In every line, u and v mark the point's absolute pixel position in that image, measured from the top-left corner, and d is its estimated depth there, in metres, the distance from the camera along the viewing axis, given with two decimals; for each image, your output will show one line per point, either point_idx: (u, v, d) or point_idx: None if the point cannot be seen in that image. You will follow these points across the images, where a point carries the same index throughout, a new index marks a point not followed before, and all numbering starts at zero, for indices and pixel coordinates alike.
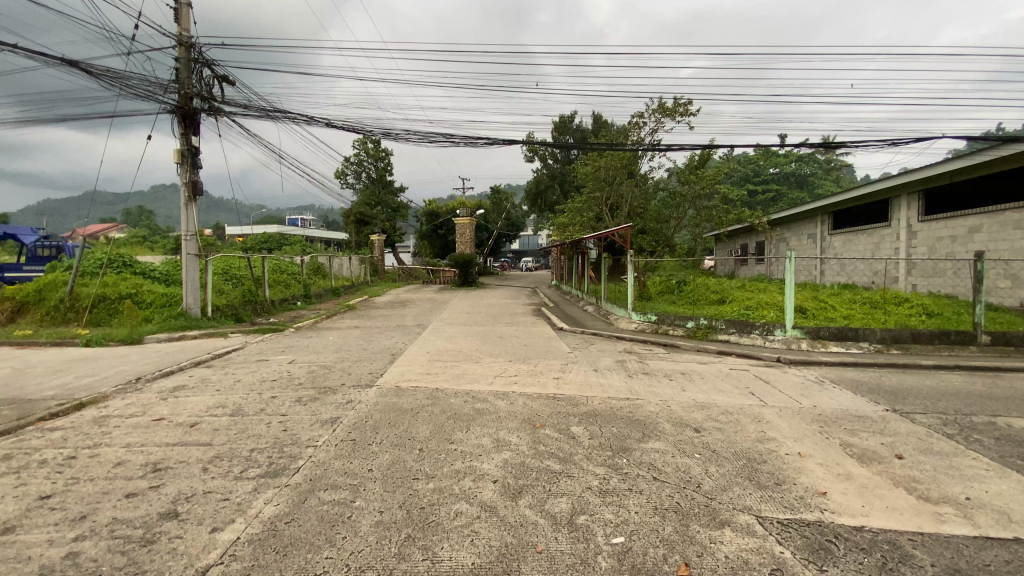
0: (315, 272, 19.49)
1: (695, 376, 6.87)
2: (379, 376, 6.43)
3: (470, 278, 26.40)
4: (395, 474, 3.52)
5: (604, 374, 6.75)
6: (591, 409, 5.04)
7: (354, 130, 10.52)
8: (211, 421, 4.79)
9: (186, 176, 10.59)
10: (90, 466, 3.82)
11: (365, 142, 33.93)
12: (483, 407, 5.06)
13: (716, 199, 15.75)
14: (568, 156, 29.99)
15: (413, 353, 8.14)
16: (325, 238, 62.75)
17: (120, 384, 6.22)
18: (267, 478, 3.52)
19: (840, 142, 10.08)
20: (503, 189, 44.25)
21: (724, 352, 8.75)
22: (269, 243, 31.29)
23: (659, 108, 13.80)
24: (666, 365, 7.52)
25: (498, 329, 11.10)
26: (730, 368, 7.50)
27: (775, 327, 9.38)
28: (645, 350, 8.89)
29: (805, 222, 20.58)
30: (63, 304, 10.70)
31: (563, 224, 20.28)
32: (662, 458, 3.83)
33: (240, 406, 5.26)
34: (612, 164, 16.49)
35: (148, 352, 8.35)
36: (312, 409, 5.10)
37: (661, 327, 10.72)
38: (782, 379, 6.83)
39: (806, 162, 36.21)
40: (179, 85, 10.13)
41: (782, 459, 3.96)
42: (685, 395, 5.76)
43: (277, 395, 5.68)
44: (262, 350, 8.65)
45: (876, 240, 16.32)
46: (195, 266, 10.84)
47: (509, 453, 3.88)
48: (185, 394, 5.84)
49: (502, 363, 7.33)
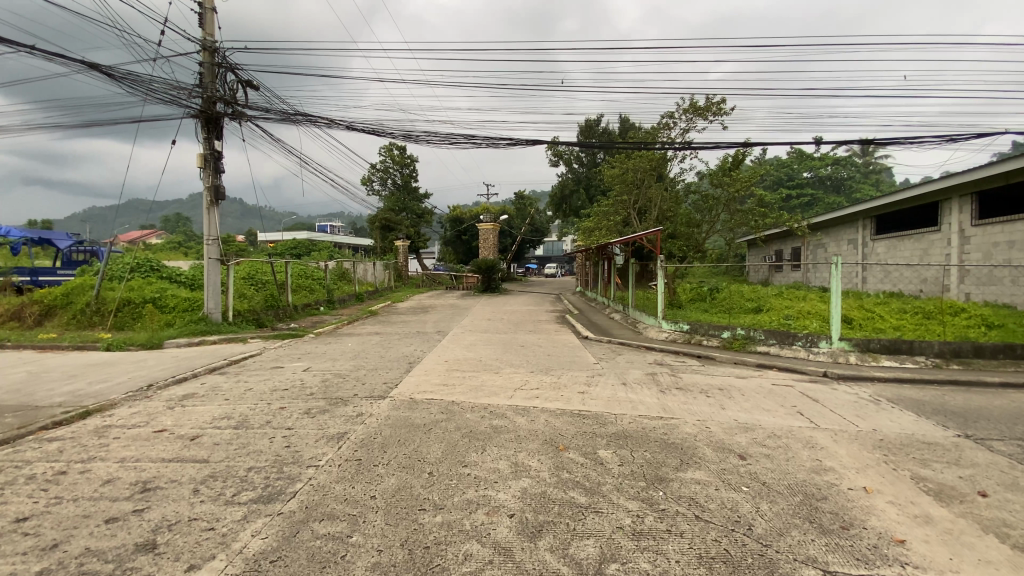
0: (340, 277, 19.47)
1: (735, 392, 6.29)
2: (393, 387, 6.07)
3: (493, 284, 26.12)
4: (400, 503, 3.13)
5: (633, 388, 6.24)
6: (620, 429, 4.57)
7: (375, 131, 10.30)
8: (213, 434, 4.51)
9: (208, 181, 10.57)
10: (78, 483, 3.56)
11: (391, 149, 34.21)
12: (501, 425, 4.63)
13: (751, 203, 15.00)
14: (594, 160, 29.32)
15: (431, 362, 7.78)
16: (352, 245, 63.67)
17: (130, 391, 6.04)
18: (260, 504, 3.16)
19: (893, 139, 9.29)
20: (528, 194, 43.94)
21: (764, 365, 8.12)
22: (297, 249, 31.71)
23: (691, 107, 13.20)
24: (701, 380, 6.94)
25: (520, 337, 10.68)
26: (773, 383, 6.87)
27: (819, 339, 8.70)
28: (678, 362, 8.32)
29: (845, 227, 19.50)
30: (88, 308, 10.81)
31: (589, 229, 19.68)
32: (705, 493, 3.34)
33: (245, 418, 4.97)
34: (641, 166, 15.89)
35: (165, 357, 8.23)
36: (320, 423, 4.77)
37: (695, 337, 10.09)
38: (833, 397, 6.18)
39: (843, 165, 34.85)
40: (203, 90, 10.12)
41: (845, 497, 3.41)
42: (725, 414, 5.22)
43: (286, 406, 5.37)
44: (278, 357, 8.44)
45: (925, 246, 15.24)
46: (216, 271, 10.79)
47: (529, 481, 3.44)
48: (193, 403, 5.61)
49: (524, 374, 6.90)
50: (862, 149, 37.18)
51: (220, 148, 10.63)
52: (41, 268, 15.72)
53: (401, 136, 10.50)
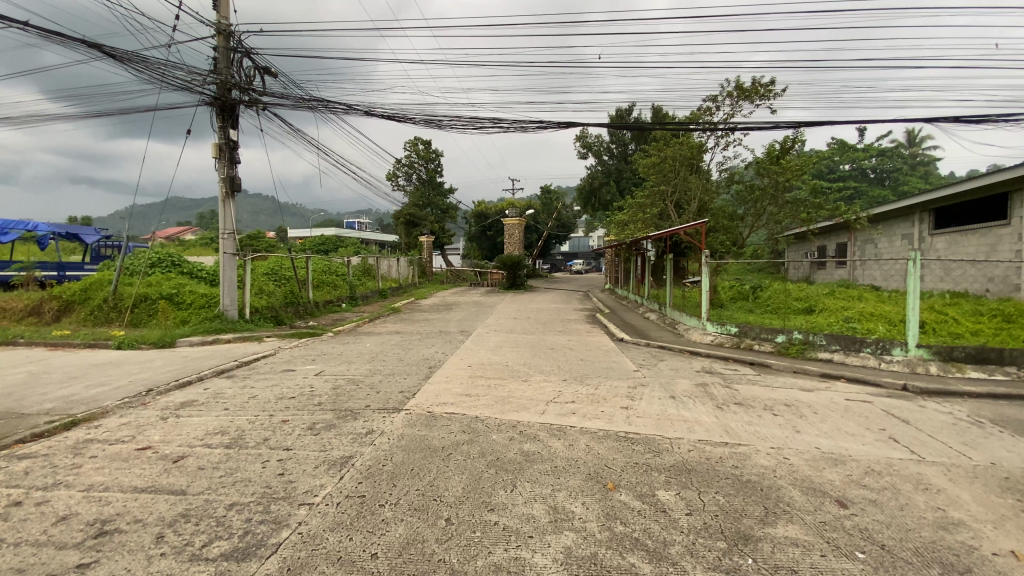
0: (363, 273, 19.07)
1: (806, 410, 5.36)
2: (410, 398, 5.36)
3: (519, 281, 25.36)
4: (406, 569, 2.40)
5: (685, 404, 5.40)
6: (679, 461, 3.76)
7: (396, 116, 9.64)
8: (200, 456, 3.89)
9: (223, 171, 10.11)
10: (29, 519, 2.94)
11: (416, 143, 33.83)
12: (534, 451, 3.86)
13: (802, 193, 13.82)
14: (625, 152, 28.22)
15: (454, 366, 7.08)
16: (377, 240, 64.06)
17: (126, 397, 5.53)
18: (233, 561, 2.49)
19: (979, 116, 8.12)
20: (553, 189, 43.07)
21: (830, 375, 7.14)
22: (324, 245, 31.61)
23: (735, 89, 12.13)
24: (762, 394, 6.02)
25: (550, 339, 9.89)
26: (848, 399, 5.91)
27: (892, 345, 7.65)
28: (729, 370, 7.40)
29: (899, 221, 17.97)
30: (106, 304, 10.54)
31: (622, 223, 18.63)
32: (808, 562, 2.51)
33: (241, 434, 4.34)
34: (681, 154, 14.86)
35: (174, 358, 7.79)
36: (324, 442, 4.12)
37: (744, 341, 9.11)
38: (924, 418, 5.20)
39: (889, 157, 32.85)
40: (217, 76, 9.64)
41: (997, 570, 2.53)
42: (802, 440, 4.34)
43: (288, 419, 4.74)
44: (291, 359, 7.87)
45: (992, 242, 13.76)
46: (232, 266, 10.33)
47: (573, 538, 2.67)
48: (189, 413, 5.03)
49: (557, 383, 6.13)
50: (909, 139, 35.14)
51: (236, 137, 10.15)
52: (68, 263, 15.75)
53: (423, 122, 9.81)
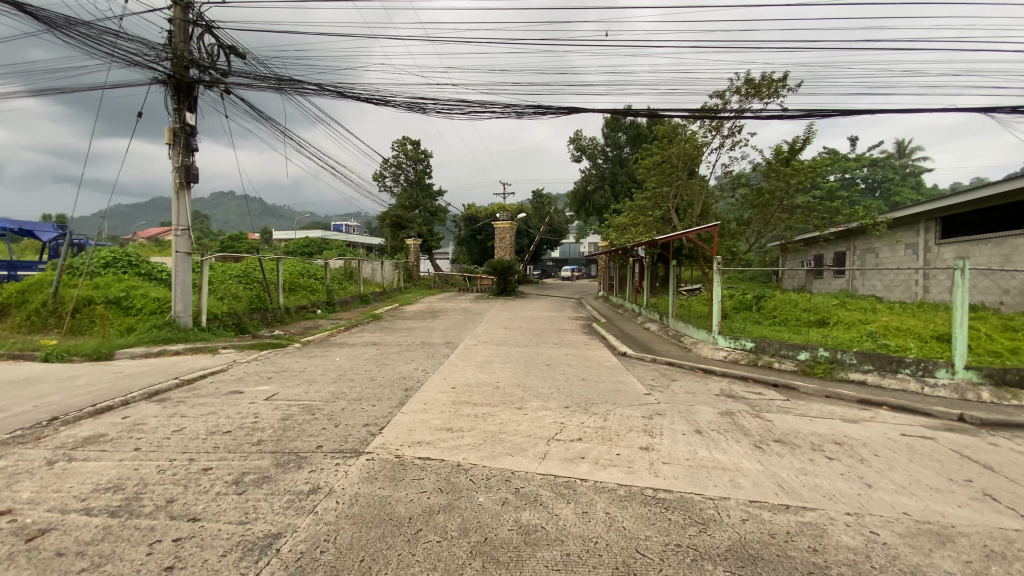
0: (345, 277, 17.85)
1: (863, 451, 4.38)
2: (376, 435, 4.27)
3: (508, 287, 24.27)
4: None
5: (717, 443, 4.36)
6: (736, 540, 2.74)
7: (375, 98, 8.52)
8: (69, 529, 2.76)
9: (176, 159, 8.95)
10: None
11: (404, 143, 32.69)
12: (536, 525, 2.80)
13: (812, 196, 12.94)
14: (620, 155, 27.39)
15: (434, 389, 5.97)
16: (364, 243, 62.77)
17: (17, 430, 4.35)
18: None
19: None
20: (545, 193, 42.18)
21: (870, 401, 6.20)
22: (307, 247, 30.26)
23: (747, 82, 11.22)
24: (803, 427, 5.02)
25: (545, 353, 8.83)
26: (905, 434, 4.94)
27: (937, 367, 6.71)
28: (755, 394, 6.40)
29: (904, 230, 17.20)
30: (44, 308, 9.33)
31: (619, 226, 17.63)
32: None
33: (142, 491, 3.22)
34: (684, 154, 13.87)
35: (105, 373, 6.58)
36: (249, 507, 3.02)
37: (762, 357, 8.14)
38: (1008, 463, 4.27)
39: (880, 167, 32.55)
40: (171, 51, 8.47)
41: None
42: (881, 502, 3.34)
43: (212, 467, 3.63)
44: (244, 376, 6.70)
45: (1006, 251, 12.82)
46: (186, 267, 9.12)
47: None
48: (89, 454, 3.88)
49: (558, 412, 5.09)
50: (899, 149, 34.95)
51: (193, 121, 9.00)
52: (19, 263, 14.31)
53: (406, 107, 8.73)
